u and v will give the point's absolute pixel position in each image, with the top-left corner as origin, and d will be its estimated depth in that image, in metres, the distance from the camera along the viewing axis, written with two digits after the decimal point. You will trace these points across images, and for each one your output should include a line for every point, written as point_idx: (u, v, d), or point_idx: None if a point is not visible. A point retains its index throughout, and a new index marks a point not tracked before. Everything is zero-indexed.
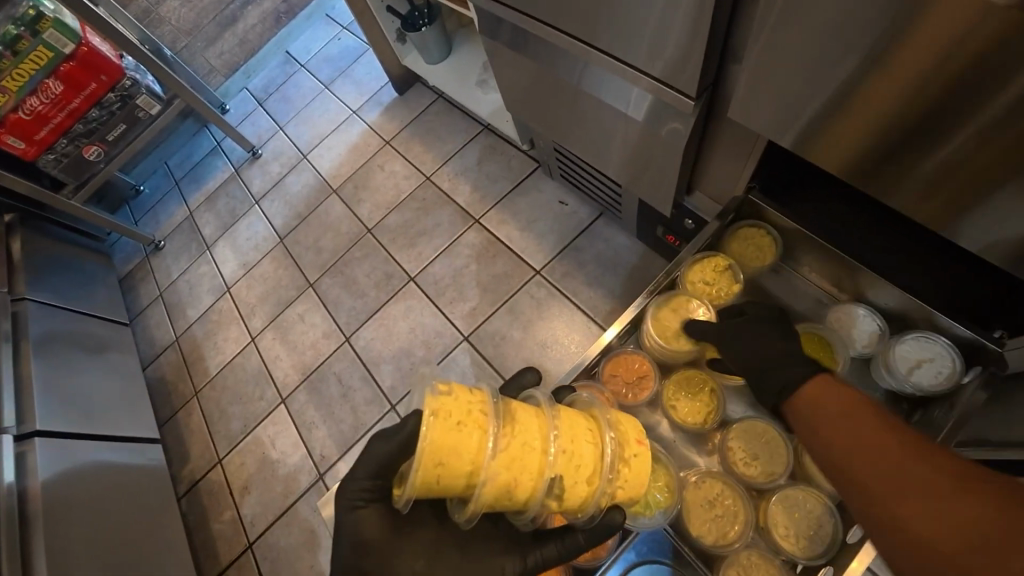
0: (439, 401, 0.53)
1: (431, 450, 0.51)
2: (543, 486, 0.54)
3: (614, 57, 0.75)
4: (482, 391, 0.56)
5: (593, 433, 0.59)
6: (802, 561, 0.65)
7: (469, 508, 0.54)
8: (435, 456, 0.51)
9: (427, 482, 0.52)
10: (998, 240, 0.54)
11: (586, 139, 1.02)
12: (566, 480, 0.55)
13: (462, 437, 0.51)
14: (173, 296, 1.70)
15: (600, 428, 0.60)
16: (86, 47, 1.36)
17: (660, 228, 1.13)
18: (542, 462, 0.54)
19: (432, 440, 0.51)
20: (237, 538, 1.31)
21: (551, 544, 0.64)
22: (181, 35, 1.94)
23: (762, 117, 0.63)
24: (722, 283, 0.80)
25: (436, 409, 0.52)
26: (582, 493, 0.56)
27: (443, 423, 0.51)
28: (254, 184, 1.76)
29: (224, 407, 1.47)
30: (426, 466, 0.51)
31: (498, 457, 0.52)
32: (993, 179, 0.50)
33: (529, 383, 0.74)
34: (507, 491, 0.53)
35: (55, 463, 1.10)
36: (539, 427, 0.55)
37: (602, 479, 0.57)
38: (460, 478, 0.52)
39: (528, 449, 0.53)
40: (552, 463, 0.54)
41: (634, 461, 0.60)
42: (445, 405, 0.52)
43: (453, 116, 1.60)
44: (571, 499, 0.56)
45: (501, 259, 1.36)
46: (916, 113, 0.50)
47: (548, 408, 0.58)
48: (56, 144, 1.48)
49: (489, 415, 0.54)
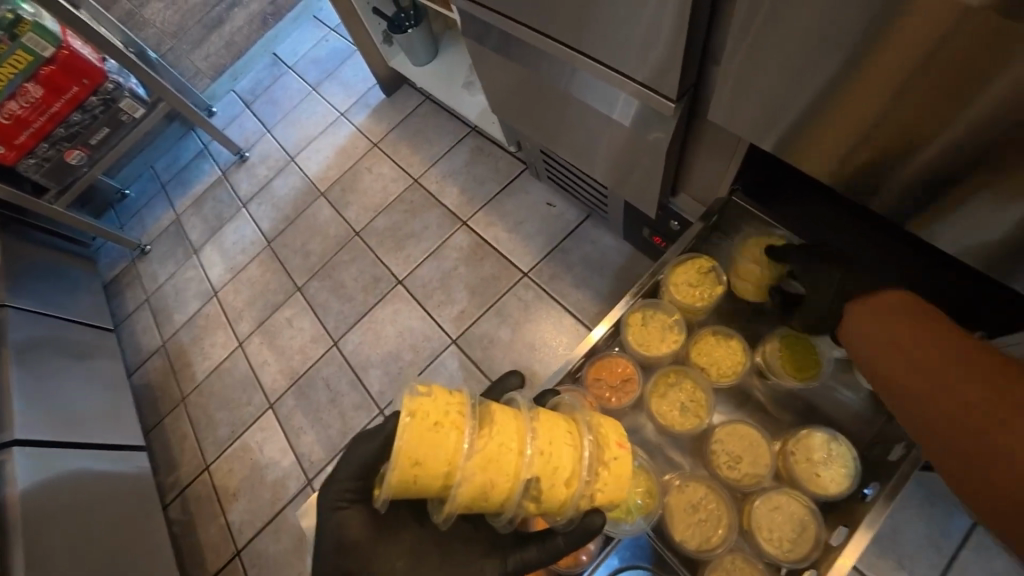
0: (416, 401, 0.52)
1: (407, 450, 0.50)
2: (519, 487, 0.53)
3: (597, 61, 0.75)
4: (462, 392, 0.55)
5: (572, 435, 0.58)
6: (785, 565, 0.65)
7: (445, 509, 0.53)
8: (410, 455, 0.50)
9: (403, 481, 0.50)
10: (983, 244, 0.54)
11: (571, 142, 1.01)
12: (543, 482, 0.54)
13: (438, 437, 0.50)
14: (159, 300, 1.68)
15: (579, 430, 0.59)
16: (67, 51, 1.34)
17: (647, 230, 1.13)
18: (519, 463, 0.53)
19: (407, 440, 0.50)
20: (224, 546, 1.29)
21: (533, 547, 0.62)
22: (166, 38, 1.92)
23: (744, 121, 0.63)
24: (706, 285, 0.80)
25: (412, 409, 0.51)
26: (560, 495, 0.55)
27: (419, 423, 0.50)
28: (241, 188, 1.75)
29: (212, 414, 1.45)
30: (401, 467, 0.50)
31: (473, 458, 0.51)
32: (969, 184, 0.50)
33: (512, 387, 0.72)
34: (483, 492, 0.52)
35: (36, 471, 1.08)
36: (517, 429, 0.54)
37: (580, 481, 0.56)
38: (435, 478, 0.51)
39: (505, 450, 0.53)
40: (529, 464, 0.54)
41: (614, 464, 0.59)
42: (422, 406, 0.51)
43: (441, 118, 1.59)
44: (549, 500, 0.55)
45: (489, 262, 1.36)
46: (904, 112, 0.49)
47: (527, 410, 0.58)
48: (37, 149, 1.45)
49: (467, 415, 0.53)
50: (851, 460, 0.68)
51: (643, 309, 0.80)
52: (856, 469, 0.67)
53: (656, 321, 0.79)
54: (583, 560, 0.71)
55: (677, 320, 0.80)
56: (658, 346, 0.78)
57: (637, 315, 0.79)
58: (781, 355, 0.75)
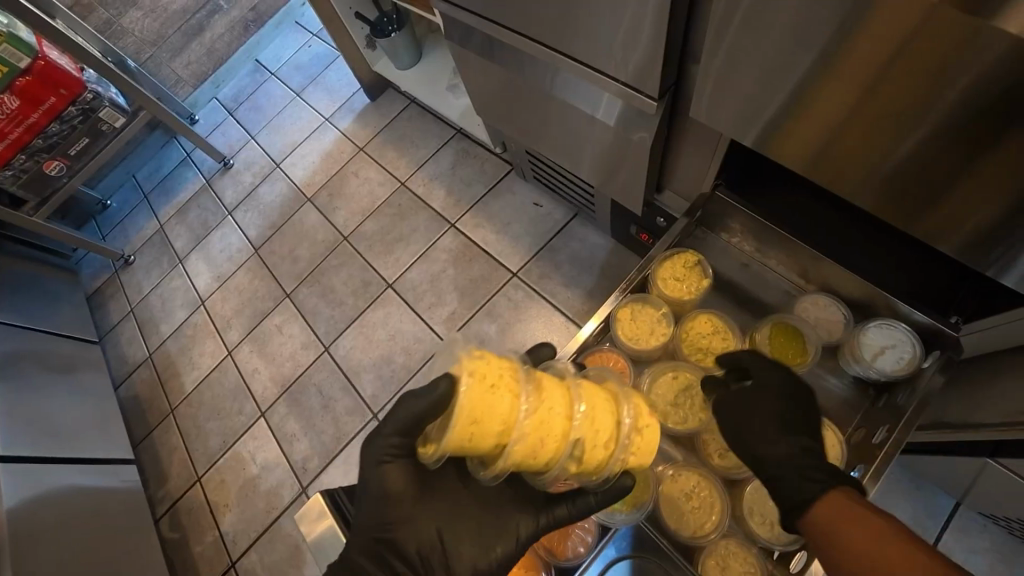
0: (474, 363, 0.52)
1: (465, 408, 0.50)
2: (566, 450, 0.54)
3: (581, 63, 0.76)
4: (513, 357, 0.55)
5: (613, 402, 0.58)
6: (778, 548, 0.65)
7: (495, 468, 0.53)
8: (469, 415, 0.50)
9: (459, 440, 0.51)
10: (956, 228, 0.56)
11: (557, 142, 1.02)
12: (588, 445, 0.55)
13: (494, 398, 0.50)
14: (145, 311, 1.66)
15: (619, 398, 0.59)
16: (43, 61, 1.33)
17: (634, 227, 1.14)
18: (567, 426, 0.53)
19: (466, 399, 0.50)
20: (218, 557, 1.28)
21: (563, 505, 0.63)
22: (145, 46, 1.90)
23: (726, 117, 0.65)
24: (692, 279, 0.82)
25: (471, 370, 0.51)
26: (601, 458, 0.56)
27: (477, 384, 0.51)
28: (226, 195, 1.73)
29: (202, 425, 1.44)
30: (459, 425, 0.50)
31: (528, 419, 0.51)
32: (941, 173, 0.52)
33: (546, 358, 0.72)
34: (533, 452, 0.52)
35: (23, 487, 1.06)
36: (565, 395, 0.55)
37: (620, 445, 0.57)
38: (490, 438, 0.51)
39: (555, 414, 0.53)
40: (577, 428, 0.54)
41: (648, 432, 0.60)
42: (479, 367, 0.52)
43: (426, 120, 1.59)
44: (590, 463, 0.56)
45: (477, 263, 1.36)
46: (881, 106, 0.51)
47: (572, 377, 0.58)
48: (14, 160, 1.42)
49: (520, 380, 0.53)
50: (840, 444, 0.70)
51: (637, 303, 0.81)
52: (843, 453, 0.69)
53: (647, 316, 0.81)
54: (581, 552, 0.73)
55: (668, 313, 0.81)
56: (649, 338, 0.79)
57: (628, 307, 0.81)
58: (772, 339, 0.76)
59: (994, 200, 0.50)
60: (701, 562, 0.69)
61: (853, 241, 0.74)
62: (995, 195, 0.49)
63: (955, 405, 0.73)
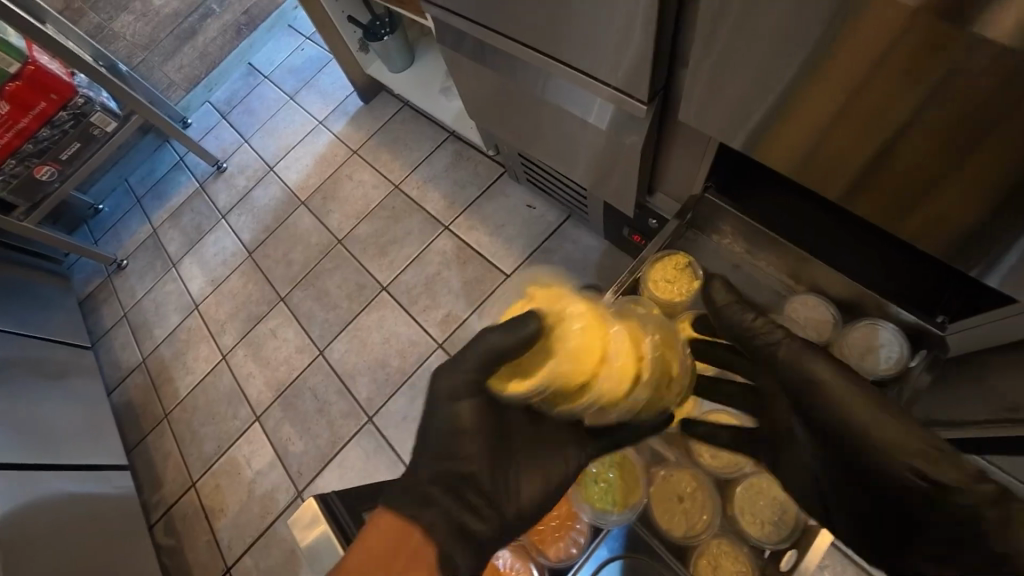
0: (582, 309, 0.60)
1: (574, 348, 0.58)
2: (641, 388, 0.63)
3: (571, 67, 0.77)
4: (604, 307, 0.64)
5: (674, 351, 0.70)
6: (768, 546, 0.66)
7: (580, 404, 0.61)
8: (576, 353, 0.58)
9: (562, 377, 0.58)
10: (938, 231, 0.57)
11: (549, 145, 1.03)
12: (655, 385, 0.66)
13: (597, 341, 0.59)
14: (138, 316, 1.65)
15: (678, 348, 0.71)
16: (32, 66, 1.32)
17: (627, 229, 1.15)
18: (644, 369, 0.64)
19: (575, 340, 0.58)
20: (214, 563, 1.27)
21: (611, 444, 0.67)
22: (137, 50, 1.90)
23: (714, 120, 0.65)
24: (683, 280, 0.81)
25: (580, 316, 0.59)
26: (660, 396, 0.67)
27: (585, 328, 0.59)
28: (219, 199, 1.73)
29: (196, 429, 1.43)
30: (566, 362, 0.57)
31: (618, 361, 0.61)
32: (925, 173, 0.53)
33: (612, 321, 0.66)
34: (615, 392, 0.61)
35: (16, 494, 1.05)
36: (642, 343, 0.65)
37: (676, 387, 0.69)
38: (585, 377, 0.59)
39: (636, 358, 0.63)
40: (650, 370, 0.64)
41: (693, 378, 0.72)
42: (586, 314, 0.60)
43: (419, 123, 1.59)
44: (652, 401, 0.67)
45: (471, 265, 1.36)
46: (867, 109, 0.51)
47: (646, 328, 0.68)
48: (5, 165, 1.42)
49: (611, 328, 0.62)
50: None
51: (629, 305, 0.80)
52: None
53: None
54: (573, 553, 0.72)
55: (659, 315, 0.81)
56: None
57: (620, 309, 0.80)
58: None
59: (974, 203, 0.51)
60: (693, 562, 0.69)
61: (840, 241, 0.75)
62: (975, 198, 0.50)
63: (944, 404, 0.74)
